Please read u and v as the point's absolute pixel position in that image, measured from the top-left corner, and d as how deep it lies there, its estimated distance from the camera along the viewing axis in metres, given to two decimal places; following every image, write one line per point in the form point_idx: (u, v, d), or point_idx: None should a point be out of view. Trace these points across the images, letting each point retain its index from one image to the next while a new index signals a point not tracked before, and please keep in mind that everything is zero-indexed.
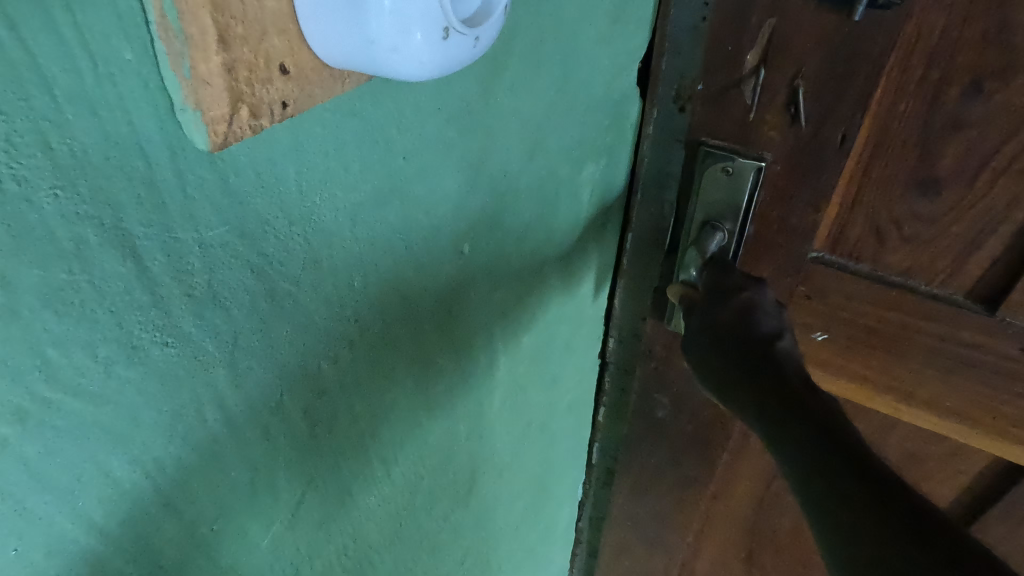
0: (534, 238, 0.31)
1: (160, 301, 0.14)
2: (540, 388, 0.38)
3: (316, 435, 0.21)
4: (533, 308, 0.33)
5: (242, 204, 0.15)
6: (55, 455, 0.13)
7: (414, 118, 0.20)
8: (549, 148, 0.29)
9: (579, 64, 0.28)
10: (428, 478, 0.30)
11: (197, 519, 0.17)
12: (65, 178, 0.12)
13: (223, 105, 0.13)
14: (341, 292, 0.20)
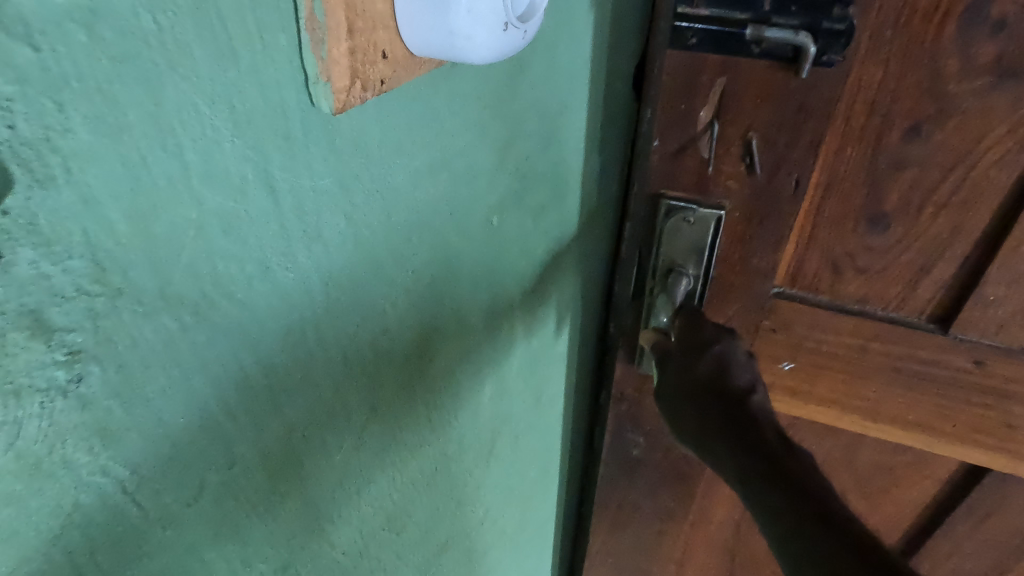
0: (550, 219, 0.32)
1: (286, 232, 0.16)
2: (551, 364, 0.39)
3: (381, 371, 0.22)
4: (547, 282, 0.35)
5: (344, 159, 0.17)
6: (212, 346, 0.15)
7: (461, 101, 0.22)
8: (562, 139, 0.31)
9: (585, 64, 0.30)
10: (461, 427, 0.30)
11: (294, 429, 0.19)
12: (240, 128, 0.14)
13: (346, 78, 0.16)
14: (404, 245, 0.21)
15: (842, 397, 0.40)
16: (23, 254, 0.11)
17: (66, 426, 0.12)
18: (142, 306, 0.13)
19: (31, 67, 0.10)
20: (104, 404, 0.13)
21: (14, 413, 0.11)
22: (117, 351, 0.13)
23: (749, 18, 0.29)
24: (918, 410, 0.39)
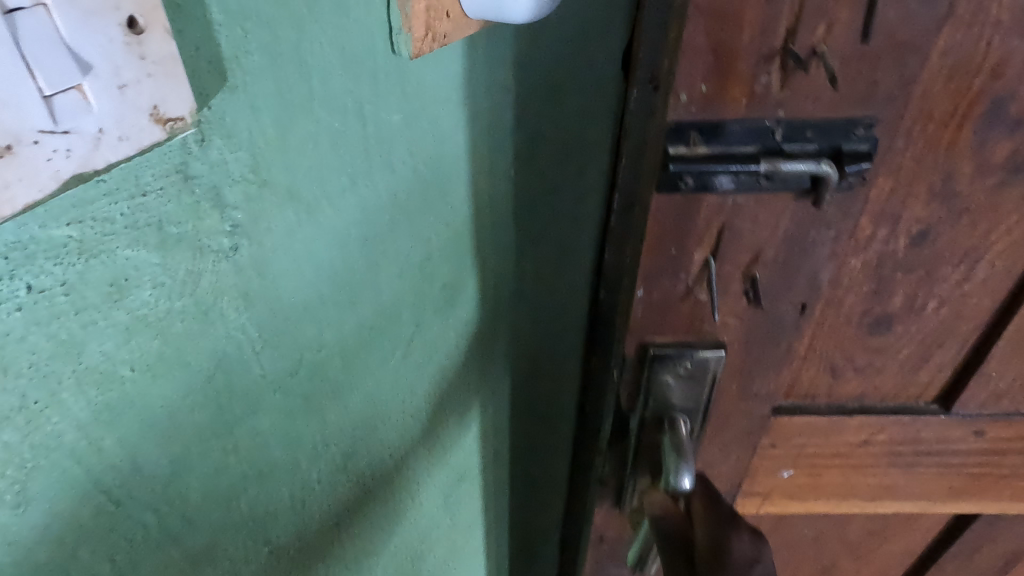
0: (514, 203, 0.59)
1: (342, 140, 0.34)
2: (491, 336, 0.64)
3: (426, 260, 0.47)
4: (505, 267, 0.62)
5: (388, 95, 0.37)
6: (296, 226, 0.33)
7: (476, 76, 0.45)
8: (520, 133, 0.56)
9: (527, 89, 0.54)
10: (430, 382, 0.54)
11: (359, 294, 0.40)
12: (307, 40, 0.30)
13: (419, 32, 0.36)
14: (437, 196, 0.45)
15: (844, 486, 0.55)
16: (213, 143, 0.27)
17: (223, 283, 0.30)
18: (274, 196, 0.31)
19: (232, 8, 0.26)
20: (247, 269, 0.31)
21: (201, 260, 0.28)
22: (254, 230, 0.31)
23: (757, 153, 0.35)
24: (904, 482, 0.54)
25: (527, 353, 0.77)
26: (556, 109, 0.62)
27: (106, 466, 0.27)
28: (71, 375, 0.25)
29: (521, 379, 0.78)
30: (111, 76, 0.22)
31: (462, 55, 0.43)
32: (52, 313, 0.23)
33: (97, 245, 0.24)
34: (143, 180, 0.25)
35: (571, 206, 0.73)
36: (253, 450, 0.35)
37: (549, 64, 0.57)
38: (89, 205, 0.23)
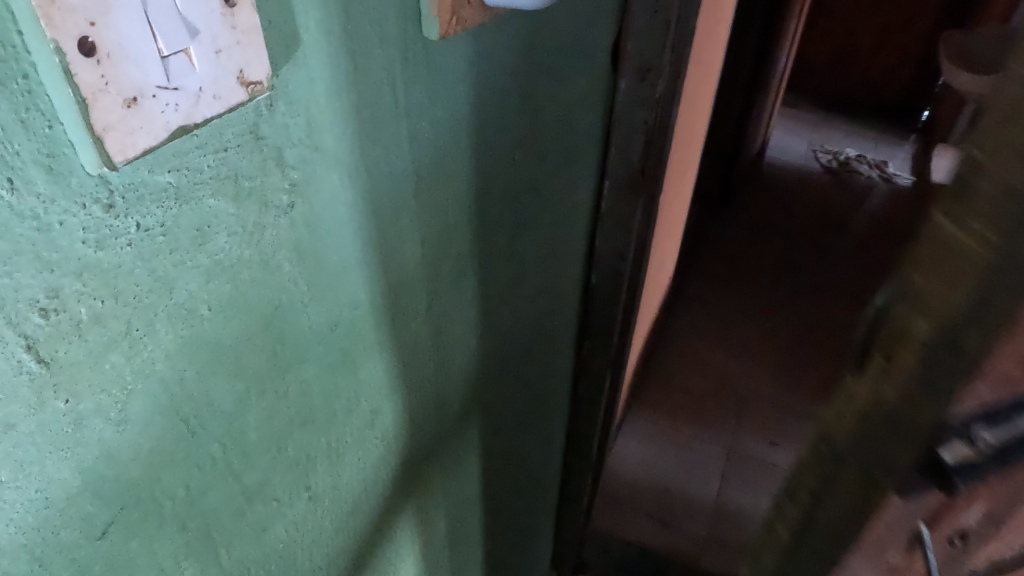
0: (518, 184, 0.61)
1: (378, 114, 0.37)
2: (490, 314, 0.66)
3: (441, 233, 0.49)
4: (506, 248, 0.64)
5: (418, 74, 0.39)
6: (339, 192, 0.36)
7: (495, 62, 0.48)
8: (528, 118, 0.58)
9: (537, 73, 0.57)
10: (439, 352, 0.56)
11: (388, 261, 0.43)
12: (355, 21, 0.33)
13: (444, 16, 0.38)
14: (453, 173, 0.48)
15: None
16: (279, 107, 0.30)
17: (282, 238, 0.33)
18: (323, 160, 0.34)
19: None
20: (300, 226, 0.34)
21: (265, 214, 0.31)
22: (307, 191, 0.33)
23: None
24: None
25: (525, 328, 0.79)
26: (565, 97, 0.65)
27: (186, 397, 0.30)
28: (164, 310, 0.27)
29: (518, 357, 0.81)
30: (209, 42, 0.24)
31: (485, 39, 0.45)
32: (152, 251, 0.26)
33: (189, 193, 0.27)
34: (226, 137, 0.27)
35: (568, 186, 0.75)
36: (302, 397, 0.38)
37: (560, 49, 0.60)
38: (184, 156, 0.26)
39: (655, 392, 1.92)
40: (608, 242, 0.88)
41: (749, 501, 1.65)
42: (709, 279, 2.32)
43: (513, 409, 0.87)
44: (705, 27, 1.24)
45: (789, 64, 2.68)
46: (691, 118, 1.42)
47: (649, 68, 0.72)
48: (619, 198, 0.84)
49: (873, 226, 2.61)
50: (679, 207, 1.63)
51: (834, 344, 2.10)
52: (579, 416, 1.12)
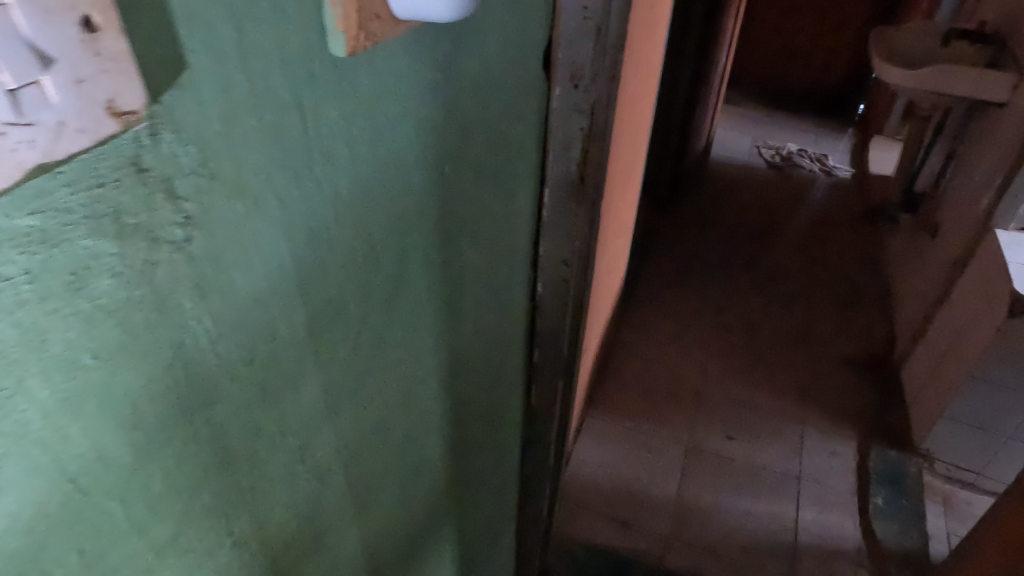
0: (453, 198, 0.59)
1: (284, 136, 0.35)
2: (429, 333, 0.64)
3: (369, 255, 0.47)
4: (443, 265, 0.62)
5: (327, 92, 0.37)
6: (242, 220, 0.33)
7: (415, 75, 0.46)
8: (457, 130, 0.56)
9: (464, 85, 0.55)
10: (376, 378, 0.54)
11: (307, 288, 0.40)
12: (248, 39, 0.31)
13: (351, 32, 0.36)
14: (377, 192, 0.46)
15: None
16: (163, 135, 0.28)
17: (178, 274, 0.30)
18: (221, 188, 0.32)
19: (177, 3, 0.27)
20: (198, 260, 0.31)
21: (156, 250, 0.29)
22: (204, 221, 0.31)
23: None
24: None
25: (472, 344, 0.77)
26: (497, 108, 0.63)
27: (71, 456, 0.27)
28: (36, 364, 0.25)
29: (465, 375, 0.79)
30: (67, 72, 0.22)
31: (402, 52, 0.44)
32: (18, 302, 0.23)
33: (58, 235, 0.24)
34: (99, 171, 0.25)
35: (507, 196, 0.74)
36: (216, 438, 0.36)
37: (487, 59, 0.58)
38: (48, 196, 0.23)
39: (611, 392, 1.93)
40: (551, 250, 0.87)
41: (709, 497, 1.66)
42: (662, 277, 2.34)
43: (462, 427, 0.84)
44: (642, 30, 1.25)
45: (729, 63, 2.73)
46: (633, 120, 1.43)
47: (581, 73, 0.72)
48: (562, 205, 0.83)
49: (817, 219, 2.68)
50: (626, 208, 1.65)
51: (784, 337, 2.14)
52: (532, 425, 1.11)
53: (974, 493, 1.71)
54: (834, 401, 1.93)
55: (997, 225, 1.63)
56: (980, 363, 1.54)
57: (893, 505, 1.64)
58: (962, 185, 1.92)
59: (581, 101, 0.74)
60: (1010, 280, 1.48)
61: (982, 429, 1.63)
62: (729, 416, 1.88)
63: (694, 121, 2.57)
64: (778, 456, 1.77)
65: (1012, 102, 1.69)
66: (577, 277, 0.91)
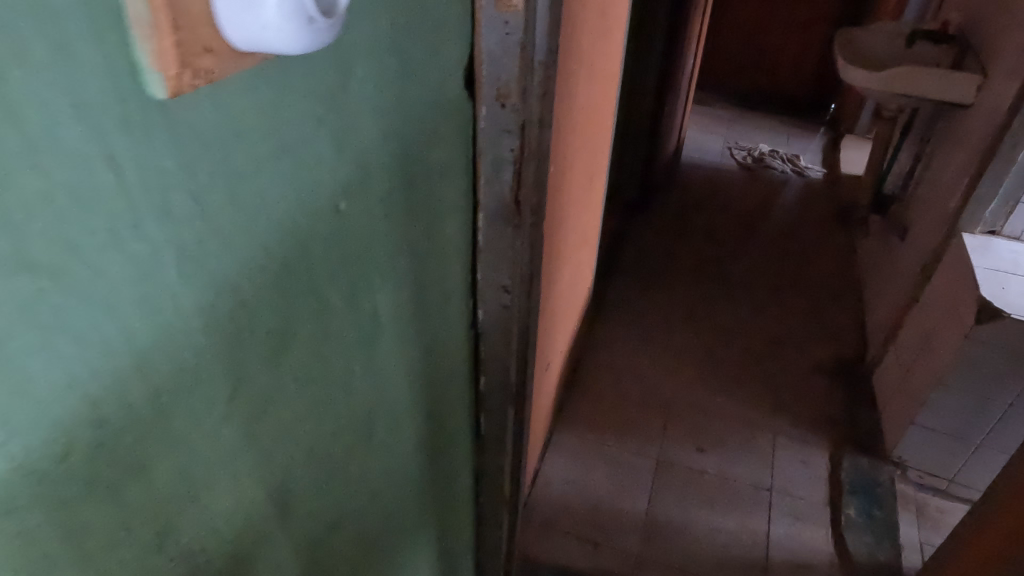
0: (360, 236, 0.54)
1: (90, 196, 0.30)
2: (340, 384, 0.57)
3: (240, 313, 0.42)
4: (355, 308, 0.56)
5: (155, 140, 0.32)
6: (33, 298, 0.28)
7: (285, 110, 0.41)
8: (359, 163, 0.51)
9: (361, 115, 0.50)
10: (269, 442, 0.48)
11: (146, 362, 0.35)
12: (15, 90, 0.26)
13: (171, 72, 0.31)
14: (245, 242, 0.40)
15: None
16: None
17: None
18: None
19: None
20: None
21: None
22: None
23: None
24: None
25: (403, 383, 0.72)
26: (410, 135, 0.58)
27: None
28: None
29: (399, 414, 0.73)
30: None
31: (265, 85, 0.38)
32: None
33: None
34: None
35: (437, 224, 0.69)
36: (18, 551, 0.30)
37: (391, 85, 0.53)
38: None
39: (580, 405, 1.88)
40: (489, 277, 0.82)
41: (679, 513, 1.62)
42: (632, 284, 2.31)
43: (400, 467, 0.79)
44: (594, 37, 1.21)
45: (697, 64, 2.70)
46: (590, 130, 1.39)
47: (507, 92, 0.67)
48: (498, 230, 0.78)
49: (789, 221, 2.65)
50: (587, 219, 1.60)
51: (755, 342, 2.11)
52: (484, 453, 1.06)
53: (947, 501, 1.68)
54: (805, 407, 1.90)
55: (964, 229, 1.61)
56: (949, 370, 1.51)
57: (865, 515, 1.61)
58: (930, 187, 1.90)
59: (509, 121, 0.69)
60: (976, 285, 1.46)
61: (953, 436, 1.60)
62: (699, 427, 1.84)
63: (663, 125, 2.54)
64: (749, 468, 1.73)
65: (976, 103, 1.67)
66: (519, 302, 0.86)
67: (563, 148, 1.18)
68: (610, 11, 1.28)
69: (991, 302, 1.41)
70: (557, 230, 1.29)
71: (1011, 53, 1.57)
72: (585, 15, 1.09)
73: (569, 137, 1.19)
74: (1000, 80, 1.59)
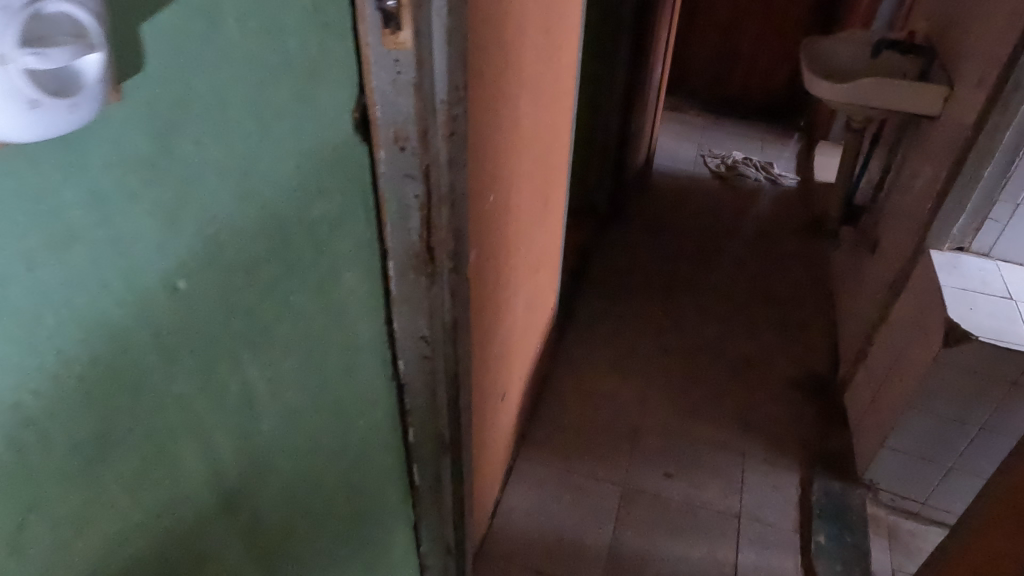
0: (217, 312, 0.47)
1: None
2: (202, 475, 0.51)
3: (17, 430, 0.35)
4: (218, 392, 0.50)
5: None
6: None
7: (68, 190, 0.34)
8: (204, 232, 0.44)
9: (200, 179, 0.43)
10: (82, 554, 0.42)
11: None
12: None
13: None
14: (16, 348, 0.34)
15: None
16: None
17: None
18: None
19: None
20: None
21: None
22: None
23: None
24: None
25: (303, 455, 0.65)
26: (282, 192, 0.51)
27: None
28: None
29: (299, 488, 0.66)
30: None
31: (27, 168, 0.32)
32: None
33: None
34: None
35: (333, 279, 0.62)
36: None
37: (245, 141, 0.46)
38: None
39: (545, 430, 1.82)
40: (407, 327, 0.76)
41: (645, 544, 1.56)
42: (600, 301, 2.25)
43: (308, 539, 0.73)
44: (537, 56, 1.14)
45: (666, 72, 2.65)
46: (540, 151, 1.33)
47: (406, 135, 0.60)
48: (412, 279, 0.71)
49: (762, 230, 2.61)
50: (543, 240, 1.54)
51: (726, 360, 2.06)
52: (422, 502, 0.99)
53: (921, 524, 1.63)
54: (776, 428, 1.85)
55: (932, 246, 1.56)
56: (919, 393, 1.46)
57: (836, 542, 1.55)
58: (899, 199, 1.85)
59: (412, 165, 0.63)
60: (944, 306, 1.41)
61: (925, 460, 1.55)
62: (668, 450, 1.78)
63: (631, 135, 2.48)
64: (717, 494, 1.68)
65: (944, 115, 1.63)
66: (442, 351, 0.80)
67: (505, 175, 1.11)
68: (557, 27, 1.22)
69: (958, 323, 1.36)
70: (504, 258, 1.23)
71: (976, 64, 1.52)
72: (522, 35, 1.02)
73: (511, 163, 1.13)
74: (967, 92, 1.54)
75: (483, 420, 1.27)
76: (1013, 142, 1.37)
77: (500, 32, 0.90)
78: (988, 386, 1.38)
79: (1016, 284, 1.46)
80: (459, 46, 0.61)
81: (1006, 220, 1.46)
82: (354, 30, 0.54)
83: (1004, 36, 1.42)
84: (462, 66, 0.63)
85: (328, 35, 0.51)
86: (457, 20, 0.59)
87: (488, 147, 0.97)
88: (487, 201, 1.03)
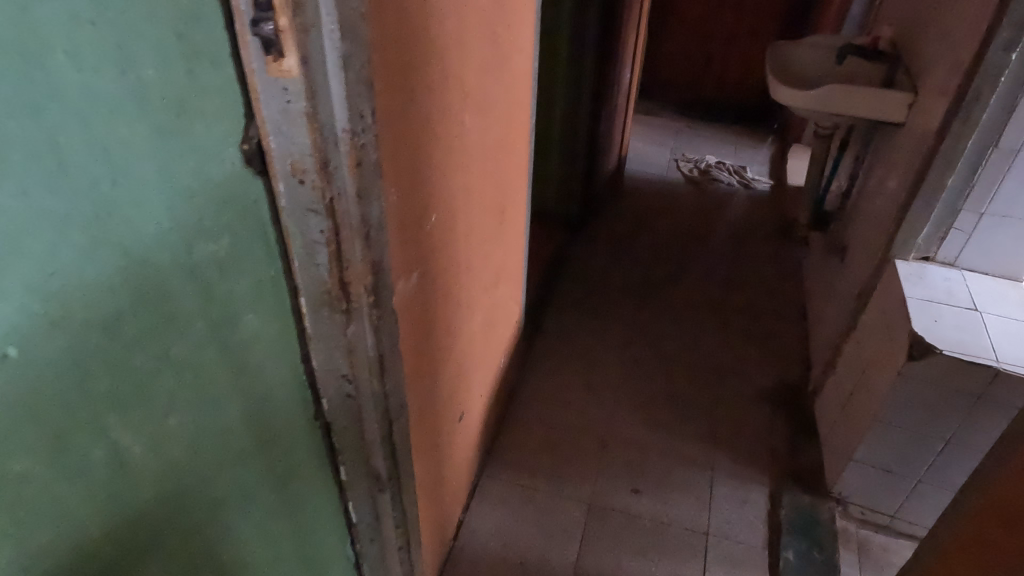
0: (62, 370, 0.43)
1: None
2: (54, 533, 0.47)
3: None
4: (69, 452, 0.46)
5: None
6: None
7: None
8: (36, 289, 0.40)
9: (23, 228, 0.39)
10: None
11: None
12: None
13: None
14: None
15: None
16: None
17: None
18: None
19: None
20: None
21: None
22: None
23: None
24: None
25: (200, 509, 0.61)
26: (149, 237, 0.47)
27: None
28: None
29: (199, 538, 0.62)
30: None
31: None
32: None
33: None
34: None
35: (229, 324, 0.57)
36: None
37: (87, 185, 0.42)
38: None
39: (510, 446, 1.77)
40: (326, 365, 0.71)
41: (609, 565, 1.51)
42: (569, 311, 2.21)
43: None
44: (484, 69, 1.10)
45: (636, 77, 2.62)
46: (493, 166, 1.28)
47: (304, 167, 0.56)
48: (327, 317, 0.66)
49: (734, 236, 2.58)
50: (501, 255, 1.49)
51: (696, 370, 2.03)
52: (359, 540, 0.94)
53: (890, 537, 1.60)
54: (746, 441, 1.82)
55: (897, 256, 1.54)
56: (884, 406, 1.43)
57: (804, 559, 1.52)
58: (866, 206, 1.83)
59: (314, 200, 0.58)
60: (908, 318, 1.39)
61: (892, 473, 1.52)
62: (635, 466, 1.74)
63: (601, 141, 2.45)
64: (686, 510, 1.64)
65: (908, 122, 1.60)
66: (367, 388, 0.75)
67: (451, 193, 1.07)
68: (506, 38, 1.18)
69: (922, 336, 1.34)
70: (454, 278, 1.18)
71: (940, 71, 1.50)
72: (463, 48, 0.98)
73: (456, 180, 1.08)
74: (931, 99, 1.51)
75: (433, 445, 1.22)
76: (977, 152, 1.35)
77: (433, 48, 0.86)
78: (954, 399, 1.35)
79: (980, 295, 1.44)
80: (362, 70, 0.56)
81: (970, 230, 1.45)
82: (235, 57, 0.49)
83: (966, 44, 1.39)
84: (368, 91, 0.58)
85: (199, 63, 0.47)
86: (355, 43, 0.54)
87: (426, 167, 0.93)
88: (429, 222, 0.99)
